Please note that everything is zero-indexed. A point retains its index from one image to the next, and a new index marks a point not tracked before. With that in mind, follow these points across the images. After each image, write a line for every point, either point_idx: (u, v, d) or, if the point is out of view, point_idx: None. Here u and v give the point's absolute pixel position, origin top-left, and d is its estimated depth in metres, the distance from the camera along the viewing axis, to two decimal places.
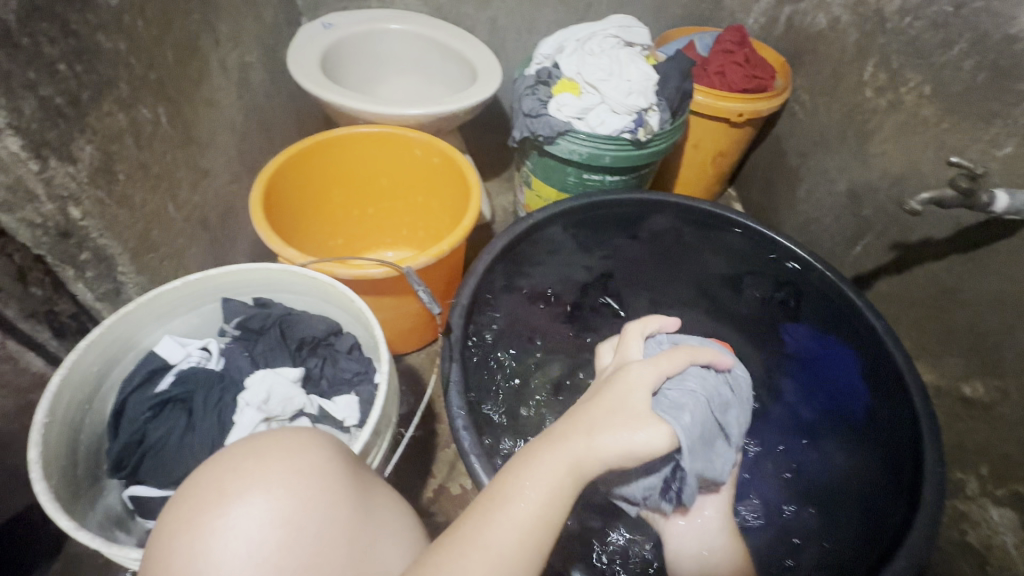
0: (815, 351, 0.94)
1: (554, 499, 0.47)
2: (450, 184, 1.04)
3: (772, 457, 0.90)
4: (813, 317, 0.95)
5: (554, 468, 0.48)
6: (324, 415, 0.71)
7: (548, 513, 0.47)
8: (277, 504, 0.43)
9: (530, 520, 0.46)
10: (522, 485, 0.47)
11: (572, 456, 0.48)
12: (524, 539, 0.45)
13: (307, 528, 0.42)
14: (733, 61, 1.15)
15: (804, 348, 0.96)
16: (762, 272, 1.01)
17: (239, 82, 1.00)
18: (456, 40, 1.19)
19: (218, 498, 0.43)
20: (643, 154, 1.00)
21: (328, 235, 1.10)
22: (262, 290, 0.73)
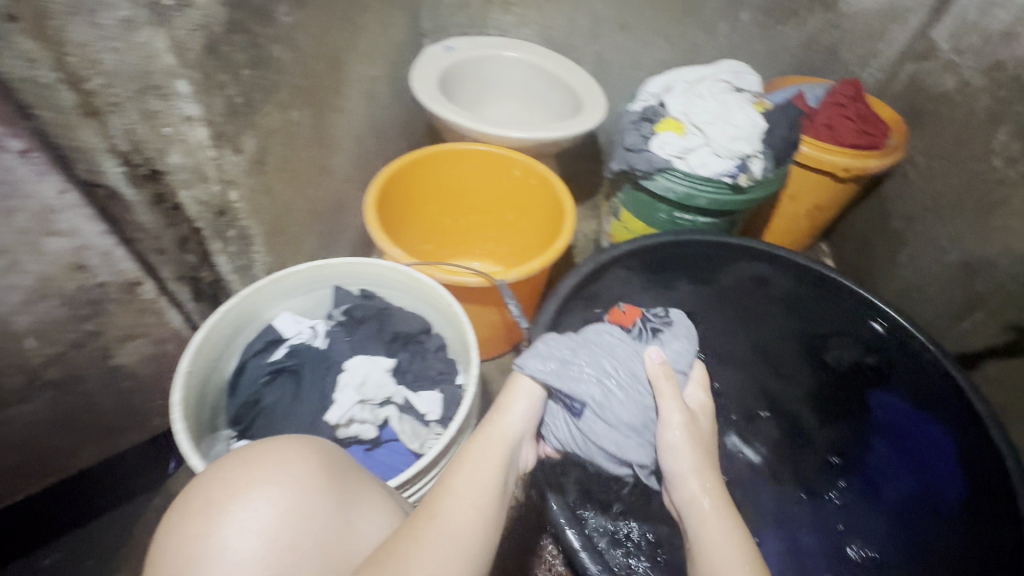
0: (912, 424, 0.88)
1: (482, 493, 0.54)
2: (543, 207, 1.08)
3: (850, 511, 0.90)
4: (904, 390, 0.90)
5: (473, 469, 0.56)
6: (408, 406, 0.76)
7: (483, 504, 0.53)
8: (261, 508, 0.47)
9: (471, 510, 0.52)
10: (461, 469, 0.56)
11: (486, 456, 0.58)
12: (475, 522, 0.52)
13: (293, 524, 0.47)
14: (844, 116, 1.13)
15: (896, 421, 0.90)
16: (853, 335, 0.96)
17: (367, 93, 1.10)
18: (564, 71, 1.26)
19: (206, 510, 0.46)
20: (740, 199, 1.00)
21: (421, 239, 1.18)
22: (369, 284, 0.80)
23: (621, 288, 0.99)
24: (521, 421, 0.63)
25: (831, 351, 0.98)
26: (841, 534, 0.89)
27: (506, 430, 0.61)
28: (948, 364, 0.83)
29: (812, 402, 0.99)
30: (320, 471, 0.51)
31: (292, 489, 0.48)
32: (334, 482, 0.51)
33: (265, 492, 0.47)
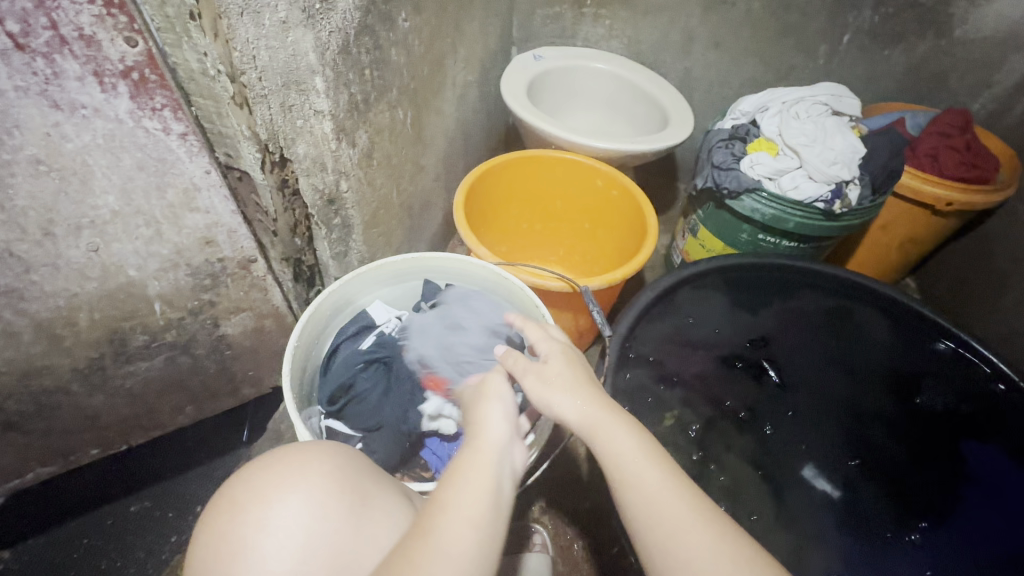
0: (1018, 473, 0.83)
1: (484, 502, 0.48)
2: (623, 218, 1.08)
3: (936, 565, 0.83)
4: (1002, 438, 0.85)
5: (474, 473, 0.50)
6: None
7: (490, 518, 0.47)
8: (295, 512, 0.48)
9: (475, 519, 0.47)
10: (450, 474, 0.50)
11: (485, 459, 0.52)
12: (480, 540, 0.46)
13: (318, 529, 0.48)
14: (951, 146, 1.07)
15: (991, 473, 0.85)
16: (946, 377, 0.91)
17: (460, 96, 1.14)
18: (651, 86, 1.26)
19: (236, 511, 0.48)
20: (833, 226, 0.97)
21: (497, 241, 1.20)
22: (458, 279, 0.83)
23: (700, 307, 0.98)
24: (500, 422, 0.56)
25: (923, 394, 0.92)
26: None
27: (494, 430, 0.55)
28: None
29: (901, 444, 0.91)
30: (342, 473, 0.52)
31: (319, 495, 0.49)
32: (352, 485, 0.52)
33: (293, 496, 0.48)
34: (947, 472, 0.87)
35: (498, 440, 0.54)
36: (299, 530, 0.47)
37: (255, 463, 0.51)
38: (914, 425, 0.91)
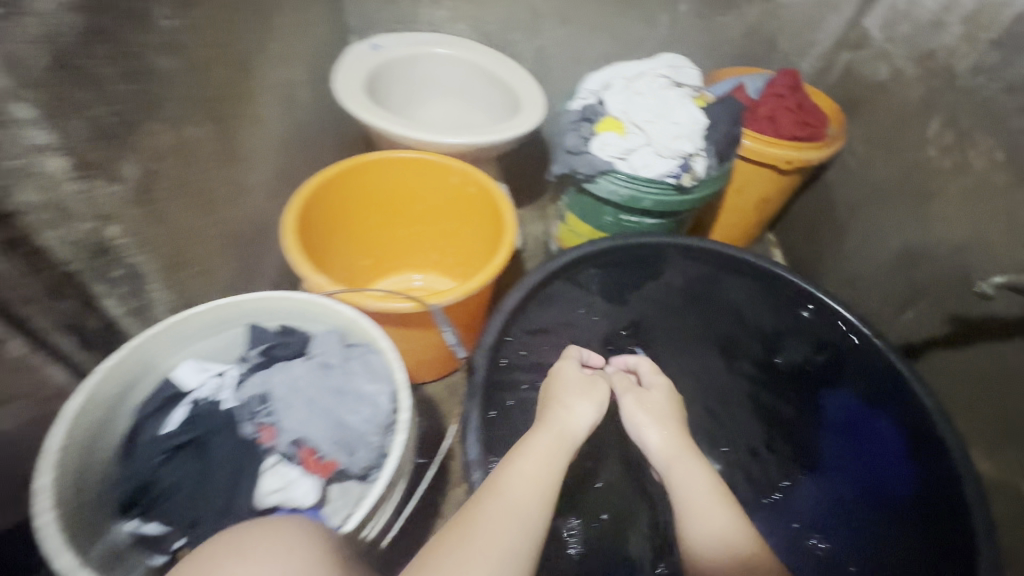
0: (860, 411, 0.88)
1: (531, 485, 0.59)
2: (484, 215, 1.01)
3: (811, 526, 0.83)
4: (847, 378, 0.91)
5: (524, 457, 0.62)
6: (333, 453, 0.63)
7: (534, 492, 0.58)
8: None
9: (524, 498, 0.57)
10: (518, 460, 0.62)
11: (533, 443, 0.64)
12: (528, 506, 0.57)
13: None
14: (785, 107, 1.11)
15: (850, 420, 0.89)
16: (798, 330, 0.96)
17: (285, 100, 1.01)
18: (502, 69, 1.19)
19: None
20: (686, 200, 0.97)
21: (359, 256, 1.09)
22: (288, 317, 0.72)
23: (573, 297, 0.96)
24: (587, 421, 0.68)
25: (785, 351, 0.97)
26: (799, 532, 0.83)
27: (577, 424, 0.67)
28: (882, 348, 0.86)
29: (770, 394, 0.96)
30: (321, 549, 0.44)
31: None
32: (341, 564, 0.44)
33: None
34: (808, 418, 0.92)
35: (574, 432, 0.66)
36: None
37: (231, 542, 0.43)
38: (780, 385, 0.96)
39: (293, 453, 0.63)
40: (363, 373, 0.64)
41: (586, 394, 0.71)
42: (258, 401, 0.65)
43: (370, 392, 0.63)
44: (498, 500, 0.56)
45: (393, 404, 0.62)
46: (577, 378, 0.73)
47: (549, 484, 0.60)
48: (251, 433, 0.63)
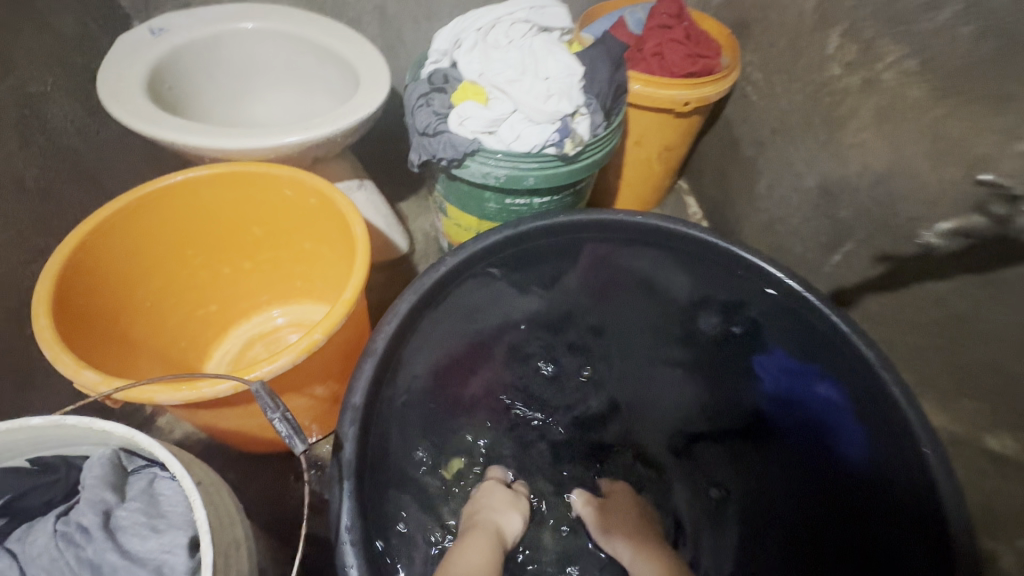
0: (804, 378, 0.77)
1: (480, 557, 0.64)
2: (336, 230, 0.80)
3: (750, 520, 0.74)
4: (788, 344, 0.79)
5: (474, 535, 0.67)
6: None
7: (483, 559, 0.64)
8: None
9: (479, 564, 0.64)
10: (452, 562, 0.63)
11: (478, 531, 0.67)
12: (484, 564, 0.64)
13: None
14: (672, 39, 0.96)
15: (787, 384, 0.79)
16: (726, 298, 0.83)
17: (23, 120, 0.73)
18: (333, 37, 0.94)
19: None
20: (575, 170, 0.80)
21: (192, 305, 0.86)
22: (38, 449, 0.50)
23: (462, 313, 0.78)
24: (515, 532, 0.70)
25: (712, 324, 0.84)
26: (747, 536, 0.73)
27: (499, 517, 0.70)
28: (823, 308, 0.73)
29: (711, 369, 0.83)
30: None
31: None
32: None
33: None
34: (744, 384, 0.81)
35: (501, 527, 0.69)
36: None
37: None
38: (715, 370, 0.83)
39: None
40: (138, 526, 0.44)
41: (512, 502, 0.72)
42: None
43: (151, 553, 0.43)
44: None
45: (192, 559, 0.43)
46: (484, 494, 0.72)
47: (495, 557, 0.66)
48: None
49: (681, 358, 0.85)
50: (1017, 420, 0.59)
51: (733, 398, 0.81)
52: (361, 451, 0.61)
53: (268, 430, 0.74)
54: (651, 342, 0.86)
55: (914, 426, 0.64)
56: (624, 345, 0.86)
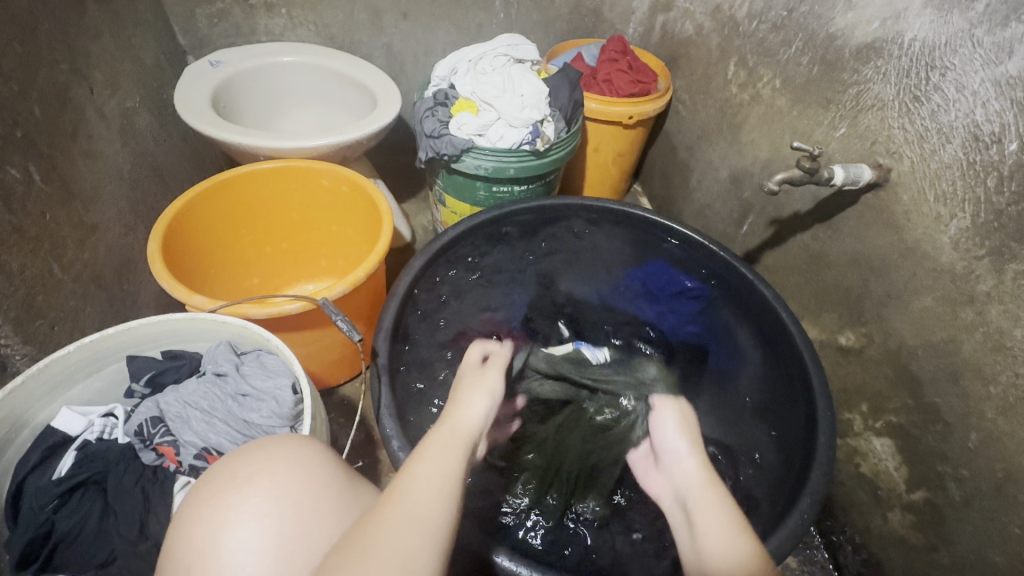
0: (670, 288, 1.04)
1: (438, 465, 0.51)
2: (361, 211, 1.02)
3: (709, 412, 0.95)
4: (678, 275, 1.04)
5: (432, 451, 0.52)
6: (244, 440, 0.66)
7: (440, 479, 0.49)
8: (270, 495, 0.47)
9: (431, 473, 0.50)
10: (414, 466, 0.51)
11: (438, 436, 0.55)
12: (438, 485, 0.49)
13: (295, 515, 0.46)
14: (618, 69, 1.23)
15: (714, 322, 1.00)
16: (664, 259, 1.04)
17: (123, 129, 0.96)
18: (353, 68, 1.20)
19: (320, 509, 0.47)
20: (545, 163, 1.06)
21: (241, 275, 1.07)
22: (171, 342, 0.72)
23: (462, 273, 1.00)
24: (481, 419, 0.60)
25: (658, 278, 1.05)
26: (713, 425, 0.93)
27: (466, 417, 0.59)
28: (712, 247, 0.97)
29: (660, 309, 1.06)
30: (284, 479, 0.48)
31: (293, 478, 0.49)
32: (323, 485, 0.49)
33: (250, 499, 0.47)
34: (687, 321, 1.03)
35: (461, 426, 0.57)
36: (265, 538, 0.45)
37: (291, 473, 0.49)
38: (665, 307, 1.05)
39: (202, 464, 0.65)
40: (259, 372, 0.67)
41: (478, 386, 0.64)
42: (151, 424, 0.66)
43: (269, 389, 0.65)
44: (399, 504, 0.46)
45: (297, 395, 0.65)
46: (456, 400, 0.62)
47: (454, 459, 0.53)
48: (154, 458, 0.64)
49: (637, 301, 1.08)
50: (856, 319, 0.83)
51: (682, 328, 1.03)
52: (392, 360, 0.81)
53: (308, 363, 0.89)
54: (610, 289, 1.09)
55: (801, 343, 0.85)
56: (595, 286, 1.09)
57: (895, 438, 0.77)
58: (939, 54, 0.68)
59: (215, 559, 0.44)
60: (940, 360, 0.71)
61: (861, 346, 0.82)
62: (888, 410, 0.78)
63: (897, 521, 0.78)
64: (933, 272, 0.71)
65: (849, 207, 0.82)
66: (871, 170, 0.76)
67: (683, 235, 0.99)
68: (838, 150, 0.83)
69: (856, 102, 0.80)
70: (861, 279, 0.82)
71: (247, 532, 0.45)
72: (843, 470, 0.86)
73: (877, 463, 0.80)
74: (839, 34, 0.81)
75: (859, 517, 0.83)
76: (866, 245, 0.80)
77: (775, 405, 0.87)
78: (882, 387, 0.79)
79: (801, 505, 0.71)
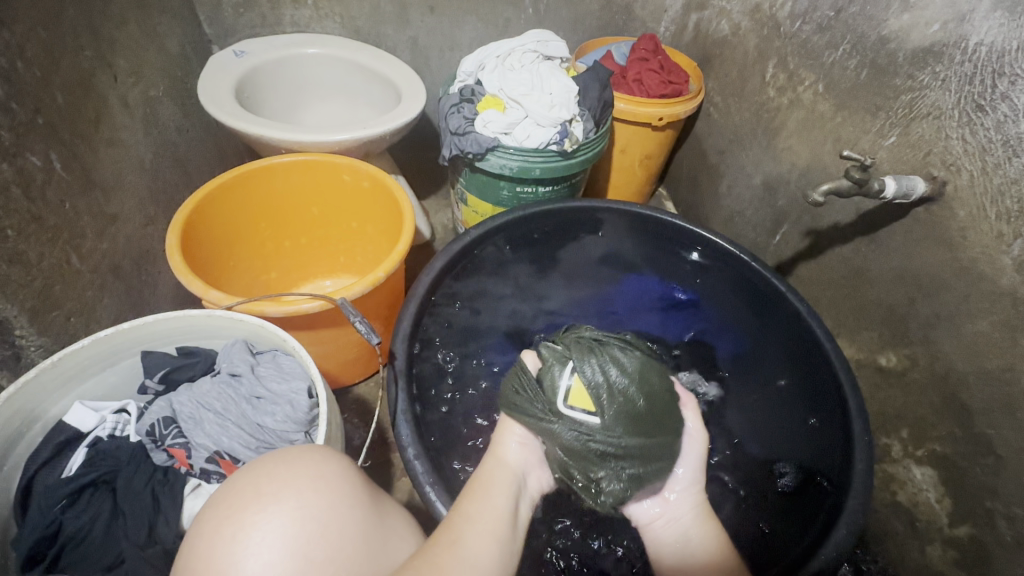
0: (658, 299, 1.01)
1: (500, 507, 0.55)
2: (381, 208, 1.00)
3: (720, 432, 0.86)
4: (688, 282, 1.01)
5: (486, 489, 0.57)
6: (257, 444, 0.65)
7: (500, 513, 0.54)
8: (296, 518, 0.44)
9: (492, 512, 0.54)
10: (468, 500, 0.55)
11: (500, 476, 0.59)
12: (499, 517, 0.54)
13: (321, 541, 0.44)
14: (648, 69, 1.18)
15: (730, 339, 0.95)
16: (682, 268, 1.02)
17: (146, 118, 0.95)
18: (378, 62, 1.17)
19: (347, 538, 0.45)
20: (572, 163, 1.02)
21: (259, 270, 1.06)
22: (187, 338, 0.70)
23: (484, 277, 0.97)
24: (523, 453, 0.64)
25: (675, 291, 1.01)
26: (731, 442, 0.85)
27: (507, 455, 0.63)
28: (744, 257, 0.95)
29: (673, 319, 0.99)
30: (312, 500, 0.46)
31: (319, 497, 0.46)
32: (350, 508, 0.47)
33: (275, 521, 0.44)
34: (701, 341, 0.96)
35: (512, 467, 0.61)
36: (286, 565, 0.42)
37: (317, 495, 0.46)
38: (684, 320, 0.98)
39: (213, 468, 0.63)
40: (275, 374, 0.65)
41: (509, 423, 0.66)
42: (163, 425, 0.65)
43: (285, 392, 0.64)
44: (452, 551, 0.49)
45: (312, 400, 0.64)
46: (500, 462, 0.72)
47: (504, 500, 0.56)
48: (164, 460, 0.63)
49: (657, 315, 0.99)
50: (899, 340, 0.79)
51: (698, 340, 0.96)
52: (409, 364, 0.79)
53: (323, 363, 0.87)
54: (626, 296, 1.01)
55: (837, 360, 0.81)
56: (603, 290, 1.02)
57: (938, 469, 0.73)
58: (1008, 60, 0.63)
59: None
60: (995, 389, 0.66)
61: (903, 369, 0.77)
62: (931, 438, 0.74)
63: (936, 556, 0.73)
64: (990, 294, 0.66)
65: (896, 220, 0.78)
66: (925, 183, 0.72)
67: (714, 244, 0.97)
68: (886, 160, 0.79)
69: (910, 109, 0.75)
70: (907, 298, 0.77)
71: (270, 554, 0.43)
72: (877, 497, 0.81)
73: (916, 493, 0.76)
74: (892, 37, 0.76)
75: (893, 548, 0.78)
76: (915, 263, 0.76)
77: (798, 425, 0.83)
78: (926, 413, 0.74)
79: (835, 535, 0.67)
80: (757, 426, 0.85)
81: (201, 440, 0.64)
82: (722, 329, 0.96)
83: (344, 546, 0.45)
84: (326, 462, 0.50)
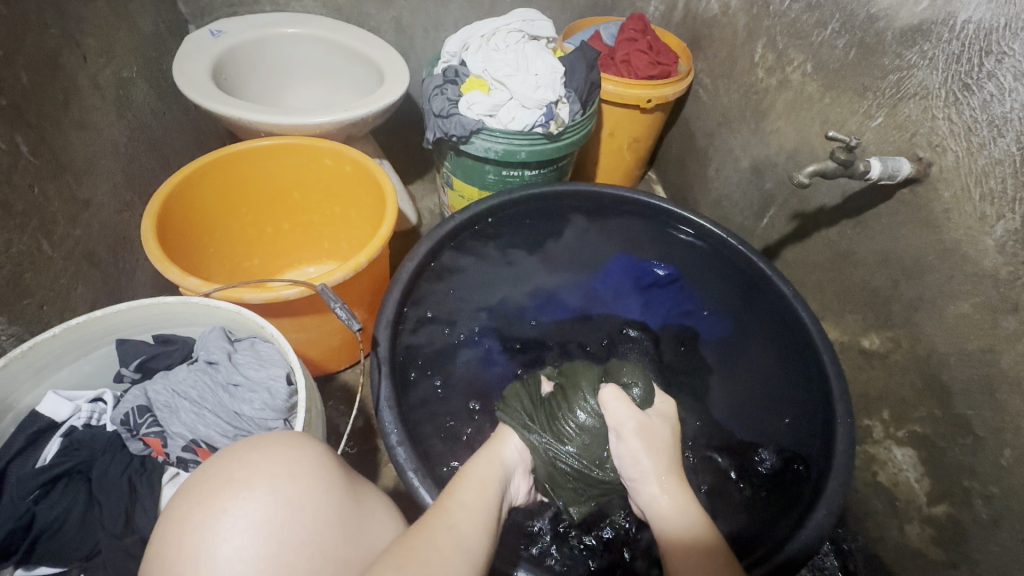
0: (642, 278, 1.00)
1: (484, 487, 0.57)
2: (365, 193, 0.98)
3: (697, 413, 0.85)
4: (669, 260, 1.01)
5: (473, 471, 0.59)
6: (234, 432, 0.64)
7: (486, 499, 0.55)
8: (270, 505, 0.44)
9: (473, 502, 0.54)
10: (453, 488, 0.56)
11: (482, 464, 0.61)
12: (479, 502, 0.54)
13: (296, 526, 0.44)
14: (637, 49, 1.16)
15: (713, 321, 0.94)
16: (662, 248, 1.02)
17: (118, 100, 0.92)
18: (360, 42, 1.14)
19: (323, 523, 0.45)
20: (558, 146, 1.01)
21: (242, 256, 1.04)
22: (163, 325, 0.69)
23: (471, 263, 0.96)
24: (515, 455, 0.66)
25: (657, 268, 1.00)
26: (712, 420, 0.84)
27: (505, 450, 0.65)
28: (728, 239, 0.95)
29: (655, 299, 0.98)
30: (286, 486, 0.45)
31: (293, 482, 0.46)
32: (326, 494, 0.47)
33: (248, 508, 0.44)
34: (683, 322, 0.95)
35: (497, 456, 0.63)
36: (257, 549, 0.42)
37: (291, 482, 0.46)
38: (666, 300, 0.98)
39: (190, 456, 0.63)
40: (253, 361, 0.64)
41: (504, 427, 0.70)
42: (138, 413, 0.63)
43: (262, 378, 0.63)
44: (448, 532, 0.49)
45: (292, 386, 0.63)
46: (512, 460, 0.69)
47: (493, 489, 0.57)
48: (141, 449, 0.63)
49: (639, 295, 0.99)
50: (882, 322, 0.79)
51: (681, 320, 0.96)
52: (392, 350, 0.78)
53: (306, 350, 0.86)
54: (612, 276, 1.01)
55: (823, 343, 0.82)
56: (588, 270, 1.01)
57: (918, 449, 0.74)
58: (995, 37, 0.62)
59: (207, 569, 0.41)
60: (975, 370, 0.66)
61: (886, 351, 0.78)
62: (912, 419, 0.74)
63: (914, 535, 0.74)
64: (973, 276, 0.66)
65: (883, 202, 0.77)
66: (910, 164, 0.71)
67: (695, 224, 0.98)
68: (872, 141, 0.78)
69: (897, 89, 0.74)
70: (891, 281, 0.77)
71: (242, 540, 0.42)
72: (859, 477, 0.82)
73: (897, 473, 0.76)
74: (880, 15, 0.75)
75: (873, 527, 0.79)
76: (900, 245, 0.75)
77: (780, 405, 0.83)
78: (907, 395, 0.75)
79: (816, 515, 0.68)
80: (739, 405, 0.85)
81: (176, 428, 0.63)
82: (704, 311, 0.96)
83: (319, 531, 0.45)
84: (304, 450, 0.49)
